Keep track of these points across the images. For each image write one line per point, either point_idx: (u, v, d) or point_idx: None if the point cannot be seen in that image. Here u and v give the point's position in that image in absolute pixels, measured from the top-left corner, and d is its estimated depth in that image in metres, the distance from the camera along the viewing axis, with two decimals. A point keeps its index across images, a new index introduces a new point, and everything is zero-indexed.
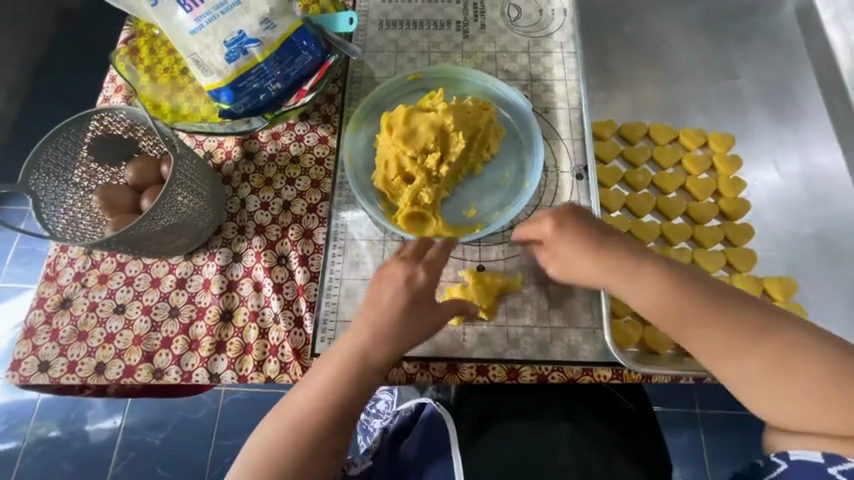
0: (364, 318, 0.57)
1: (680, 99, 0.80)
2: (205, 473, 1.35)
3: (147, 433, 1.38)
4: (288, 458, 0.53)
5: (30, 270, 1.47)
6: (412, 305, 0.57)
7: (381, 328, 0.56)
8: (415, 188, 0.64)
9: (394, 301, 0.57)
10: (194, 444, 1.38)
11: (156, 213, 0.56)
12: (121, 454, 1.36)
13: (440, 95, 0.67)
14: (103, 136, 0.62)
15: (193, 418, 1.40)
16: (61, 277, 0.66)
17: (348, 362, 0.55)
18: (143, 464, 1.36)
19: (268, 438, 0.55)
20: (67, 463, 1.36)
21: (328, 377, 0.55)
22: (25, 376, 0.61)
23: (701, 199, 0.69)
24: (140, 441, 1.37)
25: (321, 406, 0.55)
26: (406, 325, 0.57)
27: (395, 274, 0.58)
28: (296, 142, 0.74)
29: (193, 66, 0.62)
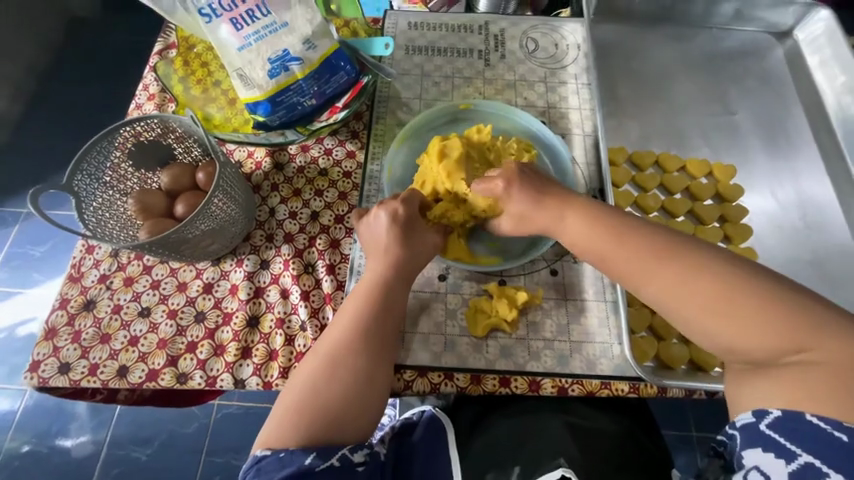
0: (375, 257, 0.63)
1: (682, 130, 0.86)
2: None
3: (133, 447, 1.33)
4: (321, 401, 0.54)
5: (23, 274, 1.43)
6: (413, 242, 0.63)
7: (393, 264, 0.62)
8: (446, 210, 0.66)
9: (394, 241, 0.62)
10: (182, 460, 1.33)
11: (197, 218, 0.58)
12: (104, 470, 1.30)
13: (489, 131, 0.70)
14: (143, 142, 0.64)
15: (183, 432, 1.35)
16: (86, 279, 0.66)
17: (369, 296, 0.60)
18: None
19: (298, 386, 0.55)
20: (45, 479, 1.29)
21: (349, 321, 0.58)
22: (43, 379, 0.60)
23: (707, 223, 0.74)
24: (126, 455, 1.32)
25: (347, 341, 0.57)
26: (413, 248, 0.63)
27: (380, 215, 0.64)
28: (324, 155, 0.76)
29: (235, 79, 0.66)
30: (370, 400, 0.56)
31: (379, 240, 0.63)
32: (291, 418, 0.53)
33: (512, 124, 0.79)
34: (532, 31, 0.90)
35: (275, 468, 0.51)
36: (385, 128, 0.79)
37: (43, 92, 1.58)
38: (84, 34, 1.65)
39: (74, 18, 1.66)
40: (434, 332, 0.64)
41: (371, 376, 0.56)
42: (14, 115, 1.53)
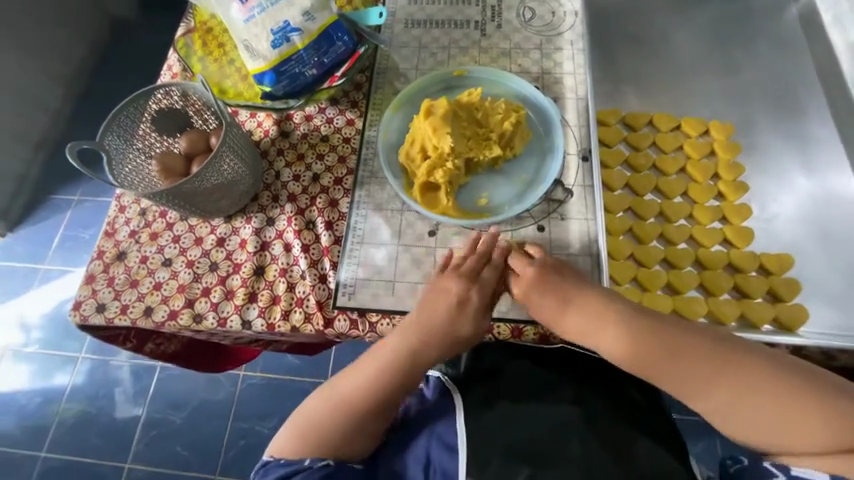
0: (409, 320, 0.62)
1: (682, 92, 0.85)
2: (222, 451, 1.42)
3: (170, 411, 1.46)
4: (336, 420, 0.61)
5: (74, 254, 1.60)
6: (457, 323, 0.61)
7: (424, 353, 0.62)
8: (435, 166, 0.70)
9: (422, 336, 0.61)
10: (212, 424, 1.44)
11: (207, 172, 0.65)
12: (144, 430, 1.44)
13: (478, 94, 0.74)
14: (164, 109, 0.72)
15: (212, 400, 1.47)
16: (118, 234, 0.75)
17: (385, 375, 0.62)
18: (164, 440, 1.43)
19: (317, 409, 0.63)
20: (94, 435, 1.44)
21: (377, 364, 0.62)
22: (84, 315, 0.70)
23: (701, 180, 0.73)
24: (163, 418, 1.45)
25: (362, 396, 0.62)
26: (451, 336, 0.61)
27: (446, 292, 0.62)
28: (326, 124, 0.82)
29: (243, 52, 0.72)
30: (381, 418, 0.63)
31: (422, 317, 0.62)
32: (307, 432, 0.61)
33: (505, 90, 0.81)
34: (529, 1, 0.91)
35: (276, 469, 0.60)
36: (383, 98, 0.84)
37: (89, 89, 1.75)
38: (123, 36, 1.81)
39: (114, 21, 1.82)
40: (422, 282, 0.68)
41: (384, 406, 0.62)
42: (65, 110, 1.71)
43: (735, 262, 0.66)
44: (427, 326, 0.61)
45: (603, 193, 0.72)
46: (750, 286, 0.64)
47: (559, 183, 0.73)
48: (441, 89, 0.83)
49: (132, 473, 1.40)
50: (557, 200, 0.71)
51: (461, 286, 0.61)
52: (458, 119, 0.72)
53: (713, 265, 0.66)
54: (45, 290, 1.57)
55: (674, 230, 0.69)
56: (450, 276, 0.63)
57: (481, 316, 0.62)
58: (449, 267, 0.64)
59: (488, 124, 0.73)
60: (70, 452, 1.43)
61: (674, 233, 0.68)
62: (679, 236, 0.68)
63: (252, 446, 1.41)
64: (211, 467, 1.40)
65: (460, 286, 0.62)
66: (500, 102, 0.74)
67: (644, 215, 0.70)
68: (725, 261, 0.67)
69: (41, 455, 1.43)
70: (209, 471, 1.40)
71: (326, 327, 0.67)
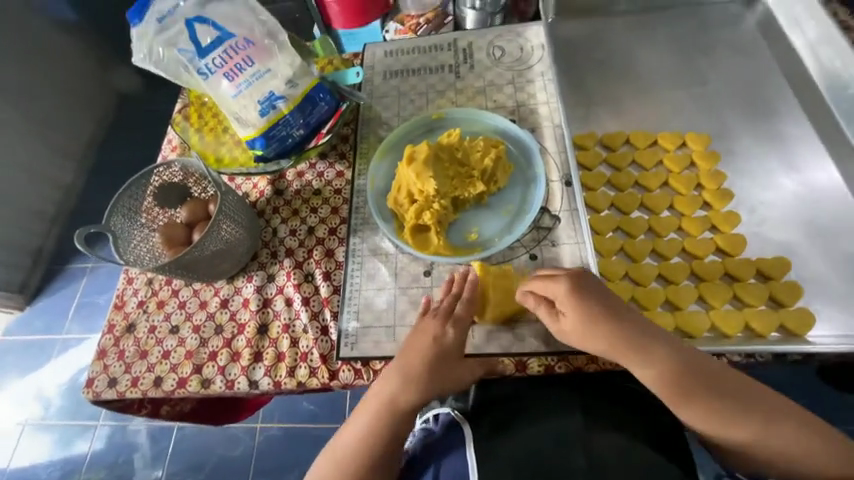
0: (394, 363, 0.62)
1: (656, 106, 0.87)
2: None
3: (188, 473, 1.44)
4: (341, 477, 0.60)
5: (91, 321, 1.63)
6: (445, 352, 0.62)
7: (411, 393, 0.61)
8: (421, 208, 0.72)
9: (409, 386, 0.61)
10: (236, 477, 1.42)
11: (206, 241, 0.68)
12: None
13: (457, 134, 0.77)
14: (164, 184, 0.76)
15: (231, 455, 1.45)
16: (127, 306, 0.78)
17: (384, 417, 0.61)
18: None
19: (321, 464, 0.62)
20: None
21: (368, 416, 0.62)
22: (98, 391, 0.72)
23: (685, 192, 0.74)
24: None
25: (364, 443, 0.61)
26: (435, 375, 0.61)
27: (425, 335, 0.63)
28: (317, 178, 0.86)
29: (234, 122, 0.77)
30: (380, 472, 0.60)
31: (407, 359, 0.62)
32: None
33: (483, 126, 0.85)
34: (498, 40, 0.96)
35: None
36: (369, 146, 0.88)
37: (99, 160, 1.84)
38: (128, 108, 1.91)
39: (120, 94, 1.92)
40: None
41: (382, 458, 0.60)
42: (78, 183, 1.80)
43: (730, 271, 0.66)
44: (409, 373, 0.61)
45: (590, 215, 0.73)
46: (748, 293, 0.64)
47: (545, 210, 0.74)
48: (423, 134, 0.87)
49: None
50: (545, 227, 0.73)
51: (438, 331, 0.63)
52: (440, 161, 0.75)
53: (708, 276, 0.66)
54: (63, 359, 1.60)
55: (665, 244, 0.69)
56: (428, 319, 0.65)
57: (452, 359, 0.63)
58: (434, 313, 0.65)
59: (470, 161, 0.76)
60: None
61: (666, 248, 0.69)
62: (671, 251, 0.69)
63: None
64: None
65: (437, 320, 0.64)
66: (479, 139, 0.78)
67: (633, 233, 0.71)
68: (721, 270, 0.66)
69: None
70: None
71: (331, 380, 0.68)
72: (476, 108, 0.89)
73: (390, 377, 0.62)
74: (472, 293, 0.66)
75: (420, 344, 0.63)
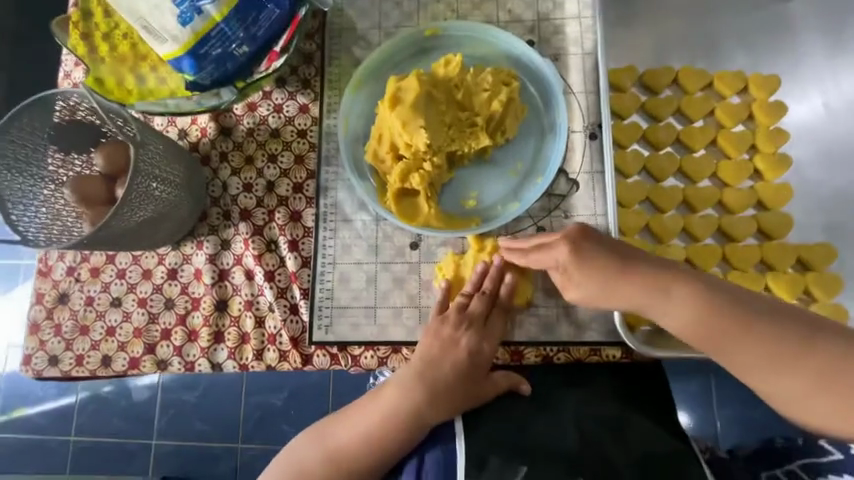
0: (421, 371, 0.53)
1: (717, 30, 0.67)
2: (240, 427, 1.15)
3: (183, 391, 1.17)
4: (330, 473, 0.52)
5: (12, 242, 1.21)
6: (473, 367, 0.54)
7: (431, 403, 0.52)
8: (408, 166, 0.58)
9: (429, 389, 0.53)
10: (223, 405, 1.16)
11: (130, 208, 0.52)
12: (159, 415, 1.17)
13: (458, 63, 0.59)
14: (62, 121, 0.57)
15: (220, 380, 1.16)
16: (55, 272, 0.65)
17: (391, 427, 0.52)
18: (178, 425, 1.16)
19: (308, 456, 0.53)
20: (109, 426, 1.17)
21: (373, 422, 0.53)
22: (37, 370, 0.62)
23: (734, 156, 0.60)
24: (177, 398, 1.16)
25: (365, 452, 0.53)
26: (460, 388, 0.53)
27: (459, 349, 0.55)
28: (275, 114, 0.66)
29: (144, 34, 0.55)
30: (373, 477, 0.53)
31: (433, 365, 0.54)
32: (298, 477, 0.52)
33: (492, 50, 0.64)
34: None
35: None
36: (340, 72, 0.67)
37: None
38: None
39: None
40: (407, 305, 0.60)
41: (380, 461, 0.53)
42: None
43: (766, 258, 0.57)
44: (432, 382, 0.53)
45: (617, 182, 0.59)
46: (783, 286, 0.55)
47: (562, 172, 0.60)
48: (413, 57, 0.66)
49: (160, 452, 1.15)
50: (559, 194, 0.59)
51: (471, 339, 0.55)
52: (433, 103, 0.58)
53: (741, 264, 0.56)
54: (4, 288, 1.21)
55: (698, 222, 0.58)
56: (455, 322, 0.56)
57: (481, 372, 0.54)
58: (458, 316, 0.56)
59: (472, 105, 0.59)
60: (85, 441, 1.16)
61: (698, 227, 0.58)
62: (704, 231, 0.58)
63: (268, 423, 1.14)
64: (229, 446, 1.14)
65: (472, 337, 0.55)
66: (485, 72, 0.59)
67: (664, 206, 0.59)
68: (756, 257, 0.57)
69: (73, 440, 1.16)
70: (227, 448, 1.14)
71: (304, 365, 0.60)
72: (484, 21, 0.66)
73: (407, 377, 0.53)
74: (500, 294, 0.57)
75: (452, 359, 0.54)
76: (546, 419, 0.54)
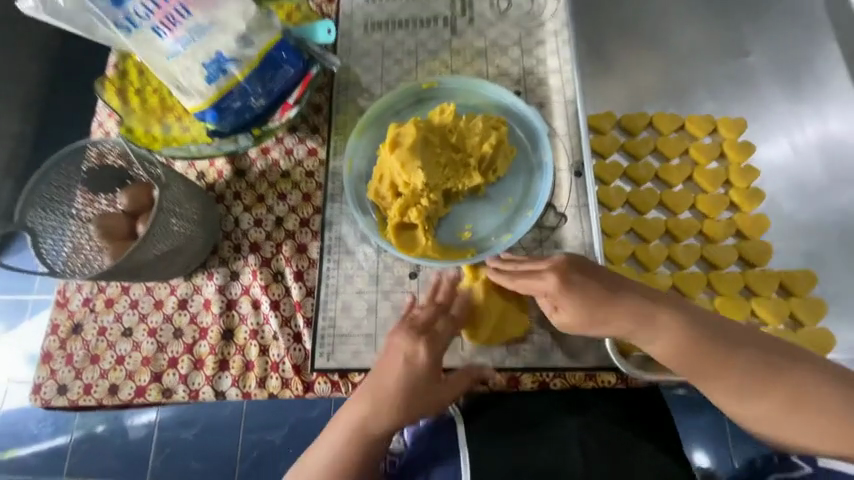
0: (364, 386, 0.53)
1: (684, 80, 0.75)
2: (235, 468, 1.11)
3: (179, 429, 1.14)
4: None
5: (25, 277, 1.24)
6: (422, 380, 0.53)
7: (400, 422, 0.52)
8: (407, 202, 0.63)
9: (395, 408, 0.52)
10: (221, 442, 1.12)
11: (150, 242, 0.57)
12: (154, 454, 1.13)
13: (451, 111, 0.65)
14: (95, 166, 0.64)
15: (219, 416, 1.14)
16: (71, 304, 0.68)
17: (351, 450, 0.52)
18: (173, 466, 1.11)
19: None
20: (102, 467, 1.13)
21: (333, 449, 0.52)
22: (45, 399, 0.63)
23: (710, 189, 0.64)
24: (173, 437, 1.13)
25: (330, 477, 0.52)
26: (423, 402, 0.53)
27: (397, 357, 0.53)
28: (286, 156, 0.73)
29: (175, 91, 0.62)
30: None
31: (374, 384, 0.53)
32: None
33: (482, 100, 0.72)
34: None
35: None
36: (346, 119, 0.74)
37: None
38: None
39: None
40: None
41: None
42: None
43: (751, 283, 0.59)
44: (376, 396, 0.52)
45: (601, 215, 0.63)
46: (770, 311, 0.57)
47: (550, 205, 0.64)
48: (411, 106, 0.73)
49: None
50: (549, 226, 0.63)
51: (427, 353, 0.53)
52: (430, 145, 0.64)
53: (728, 290, 0.59)
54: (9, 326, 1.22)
55: (681, 251, 0.61)
56: (405, 335, 0.54)
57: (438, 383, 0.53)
58: (414, 330, 0.55)
59: (465, 147, 0.65)
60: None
61: (682, 255, 0.61)
62: (688, 259, 0.61)
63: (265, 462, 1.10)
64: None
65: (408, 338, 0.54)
66: (477, 119, 0.66)
67: (648, 236, 0.62)
68: (741, 283, 0.59)
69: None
70: None
71: (305, 393, 0.61)
72: (475, 75, 0.74)
73: (373, 395, 0.52)
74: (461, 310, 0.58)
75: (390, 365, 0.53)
76: (548, 446, 0.54)
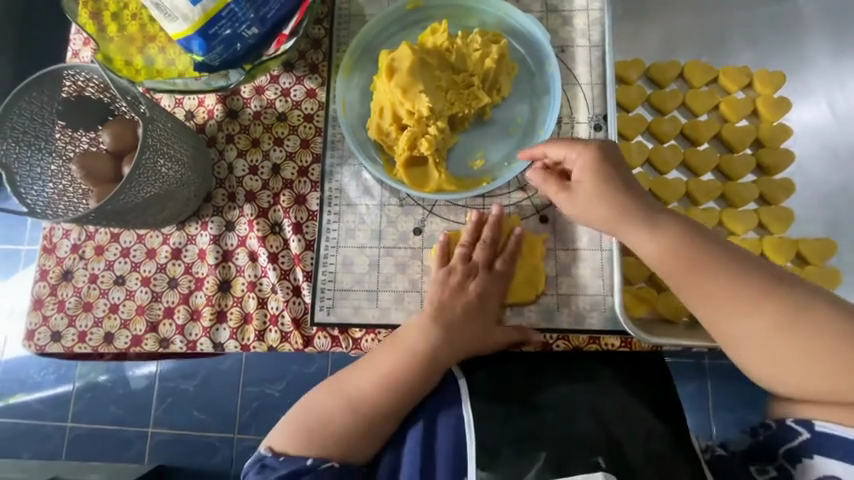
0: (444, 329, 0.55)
1: (723, 28, 0.68)
2: (238, 414, 1.15)
3: (182, 377, 1.17)
4: (333, 432, 0.53)
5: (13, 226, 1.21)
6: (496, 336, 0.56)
7: (435, 347, 0.54)
8: (414, 132, 0.58)
9: (437, 336, 0.55)
10: (224, 389, 1.16)
11: (139, 182, 0.52)
12: (158, 401, 1.16)
13: (444, 29, 0.60)
14: (74, 97, 0.58)
15: (221, 366, 1.16)
16: (59, 250, 0.65)
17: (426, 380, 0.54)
18: (180, 410, 1.16)
19: (332, 408, 0.53)
20: (112, 409, 1.17)
21: (401, 379, 0.53)
22: (40, 345, 0.63)
23: (737, 150, 0.61)
24: (176, 386, 1.16)
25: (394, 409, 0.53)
26: (465, 331, 0.55)
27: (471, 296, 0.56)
28: (282, 98, 0.67)
29: (155, 11, 0.54)
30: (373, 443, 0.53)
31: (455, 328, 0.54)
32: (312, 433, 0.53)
33: (480, 18, 0.65)
34: None
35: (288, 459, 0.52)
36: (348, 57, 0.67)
37: None
38: None
39: None
40: (409, 290, 0.60)
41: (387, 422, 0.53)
42: None
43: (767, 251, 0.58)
44: None
45: None
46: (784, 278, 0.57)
47: None
48: (400, 35, 0.66)
49: (157, 438, 1.15)
50: None
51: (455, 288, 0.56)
52: (428, 68, 0.58)
53: None
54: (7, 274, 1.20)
55: (701, 215, 0.58)
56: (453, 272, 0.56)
57: (496, 326, 0.56)
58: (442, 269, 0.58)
59: (465, 66, 0.60)
60: (92, 421, 1.17)
61: (702, 219, 0.58)
62: (706, 223, 0.58)
63: (267, 409, 1.14)
64: (229, 429, 1.14)
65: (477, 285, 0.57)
66: (474, 34, 0.61)
67: (666, 198, 0.59)
68: (757, 250, 0.58)
69: (68, 427, 1.17)
70: (227, 431, 1.14)
71: (305, 346, 0.60)
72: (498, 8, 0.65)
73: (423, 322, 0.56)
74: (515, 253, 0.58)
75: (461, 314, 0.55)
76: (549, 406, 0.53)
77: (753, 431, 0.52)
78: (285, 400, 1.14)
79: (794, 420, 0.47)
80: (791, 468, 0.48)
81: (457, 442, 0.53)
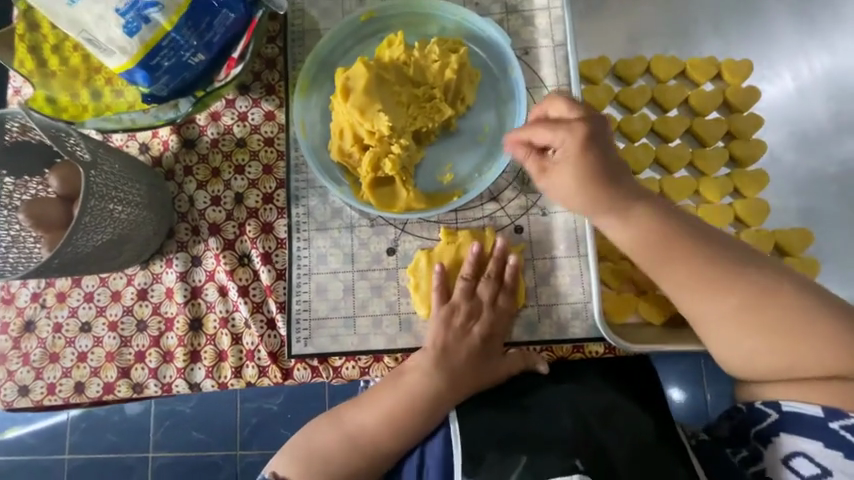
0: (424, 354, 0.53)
1: (687, 16, 0.66)
2: (237, 434, 1.13)
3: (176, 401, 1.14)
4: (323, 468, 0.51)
5: None
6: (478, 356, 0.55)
7: (428, 380, 0.52)
8: (377, 152, 0.56)
9: (433, 371, 0.53)
10: (221, 410, 1.14)
11: (87, 231, 0.50)
12: (154, 428, 1.14)
13: (400, 41, 0.58)
14: (16, 142, 0.54)
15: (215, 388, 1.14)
16: (19, 300, 0.62)
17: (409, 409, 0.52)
18: (177, 436, 1.14)
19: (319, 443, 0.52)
20: (108, 439, 1.15)
21: (385, 409, 0.52)
22: (8, 401, 0.60)
23: (709, 144, 0.59)
24: (171, 412, 1.14)
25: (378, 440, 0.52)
26: (446, 353, 0.54)
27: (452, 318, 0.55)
28: (239, 122, 0.64)
29: (89, 46, 0.51)
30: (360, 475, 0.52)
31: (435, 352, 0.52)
32: (303, 466, 0.52)
33: (438, 25, 0.63)
34: None
35: None
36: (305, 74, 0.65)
37: None
38: None
39: None
40: (387, 313, 0.59)
41: (373, 453, 0.52)
42: None
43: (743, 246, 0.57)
44: None
45: None
46: None
47: None
48: (356, 48, 0.64)
49: (157, 465, 1.13)
50: (535, 191, 0.59)
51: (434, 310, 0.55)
52: (386, 84, 0.56)
53: None
54: None
55: None
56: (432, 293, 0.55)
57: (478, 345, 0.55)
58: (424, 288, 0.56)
59: (425, 79, 0.58)
60: (89, 453, 1.14)
61: None
62: None
63: (267, 426, 1.13)
64: (230, 448, 1.13)
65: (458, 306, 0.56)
66: (432, 44, 0.59)
67: None
68: None
69: (65, 461, 1.14)
70: (228, 451, 1.13)
71: (285, 380, 0.59)
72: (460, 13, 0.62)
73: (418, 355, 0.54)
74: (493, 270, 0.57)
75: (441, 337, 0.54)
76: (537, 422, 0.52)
77: (726, 413, 0.52)
78: (284, 415, 1.13)
79: (762, 403, 0.48)
80: (763, 449, 0.48)
81: (445, 465, 0.52)
